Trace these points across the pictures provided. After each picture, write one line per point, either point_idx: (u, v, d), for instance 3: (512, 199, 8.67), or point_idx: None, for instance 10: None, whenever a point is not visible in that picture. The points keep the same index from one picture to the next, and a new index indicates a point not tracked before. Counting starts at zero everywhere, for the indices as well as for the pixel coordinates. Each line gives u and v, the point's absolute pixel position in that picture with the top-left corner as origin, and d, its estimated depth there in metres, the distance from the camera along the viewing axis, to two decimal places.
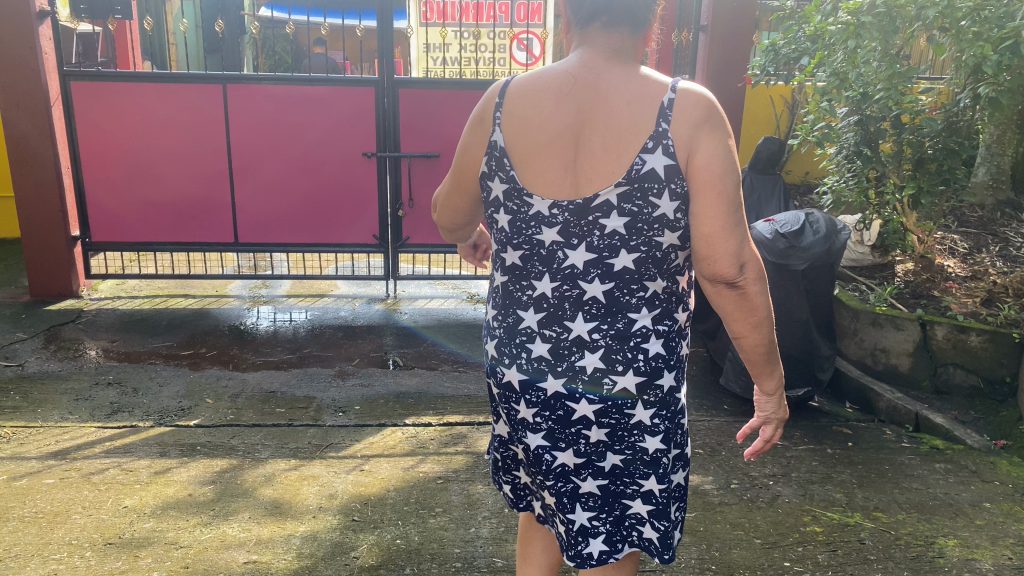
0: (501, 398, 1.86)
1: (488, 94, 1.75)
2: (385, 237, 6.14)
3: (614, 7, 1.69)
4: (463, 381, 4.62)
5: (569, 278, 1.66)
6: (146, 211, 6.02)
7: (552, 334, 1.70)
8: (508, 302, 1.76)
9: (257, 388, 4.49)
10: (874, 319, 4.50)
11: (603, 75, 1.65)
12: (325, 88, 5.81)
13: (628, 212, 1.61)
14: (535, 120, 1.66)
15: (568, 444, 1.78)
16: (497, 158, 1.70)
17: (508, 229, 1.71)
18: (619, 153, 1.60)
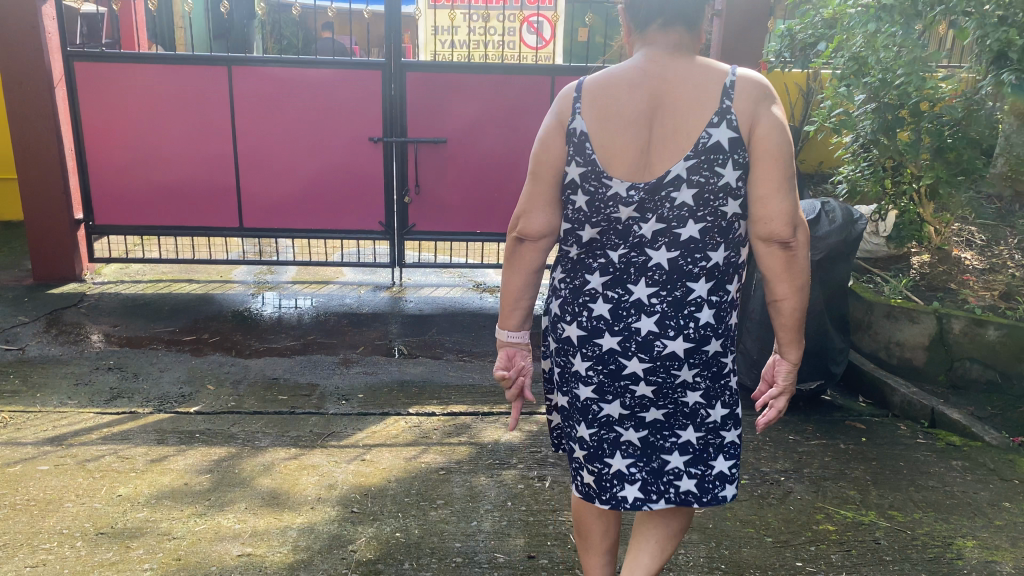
0: (557, 352, 1.98)
1: (563, 90, 1.87)
2: (391, 224, 6.05)
3: (670, 4, 1.82)
4: (469, 370, 4.54)
5: (638, 246, 1.80)
6: (149, 194, 5.94)
7: (616, 295, 1.84)
8: (576, 269, 1.89)
9: (259, 375, 4.43)
10: (889, 311, 4.40)
11: (669, 65, 1.79)
12: (331, 71, 5.72)
13: (696, 184, 1.76)
14: (610, 108, 1.79)
15: (616, 397, 1.90)
16: (577, 143, 1.81)
17: (586, 209, 1.82)
18: (692, 133, 1.76)
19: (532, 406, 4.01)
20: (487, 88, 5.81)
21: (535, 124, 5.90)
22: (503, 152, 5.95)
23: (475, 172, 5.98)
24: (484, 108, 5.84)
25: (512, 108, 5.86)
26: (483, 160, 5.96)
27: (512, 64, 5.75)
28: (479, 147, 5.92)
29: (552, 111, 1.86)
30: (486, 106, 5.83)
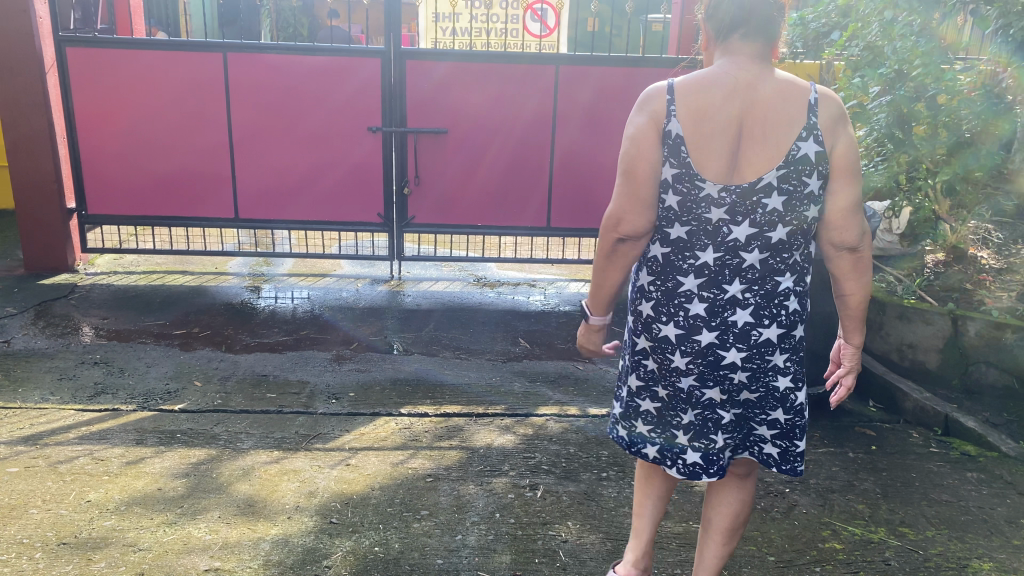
0: (647, 352, 2.01)
1: (654, 91, 1.89)
2: (389, 216, 5.90)
3: (751, 19, 1.88)
4: (465, 369, 4.40)
5: (731, 249, 1.87)
6: (143, 182, 5.80)
7: (714, 295, 1.90)
8: (667, 271, 1.93)
9: (249, 371, 4.30)
10: (902, 312, 4.25)
11: (758, 78, 1.86)
12: (329, 58, 5.57)
13: (786, 192, 1.85)
14: (703, 113, 1.83)
15: (715, 383, 1.97)
16: (672, 145, 1.86)
17: (677, 210, 1.88)
18: (781, 143, 1.83)
19: (529, 408, 3.87)
20: (492, 78, 5.65)
21: (539, 114, 5.73)
22: (506, 143, 5.79)
23: (479, 163, 5.82)
24: (488, 97, 5.68)
25: (518, 98, 5.69)
26: (487, 151, 5.80)
27: (518, 52, 5.58)
28: (483, 137, 5.77)
29: (643, 110, 1.89)
30: (490, 95, 5.68)
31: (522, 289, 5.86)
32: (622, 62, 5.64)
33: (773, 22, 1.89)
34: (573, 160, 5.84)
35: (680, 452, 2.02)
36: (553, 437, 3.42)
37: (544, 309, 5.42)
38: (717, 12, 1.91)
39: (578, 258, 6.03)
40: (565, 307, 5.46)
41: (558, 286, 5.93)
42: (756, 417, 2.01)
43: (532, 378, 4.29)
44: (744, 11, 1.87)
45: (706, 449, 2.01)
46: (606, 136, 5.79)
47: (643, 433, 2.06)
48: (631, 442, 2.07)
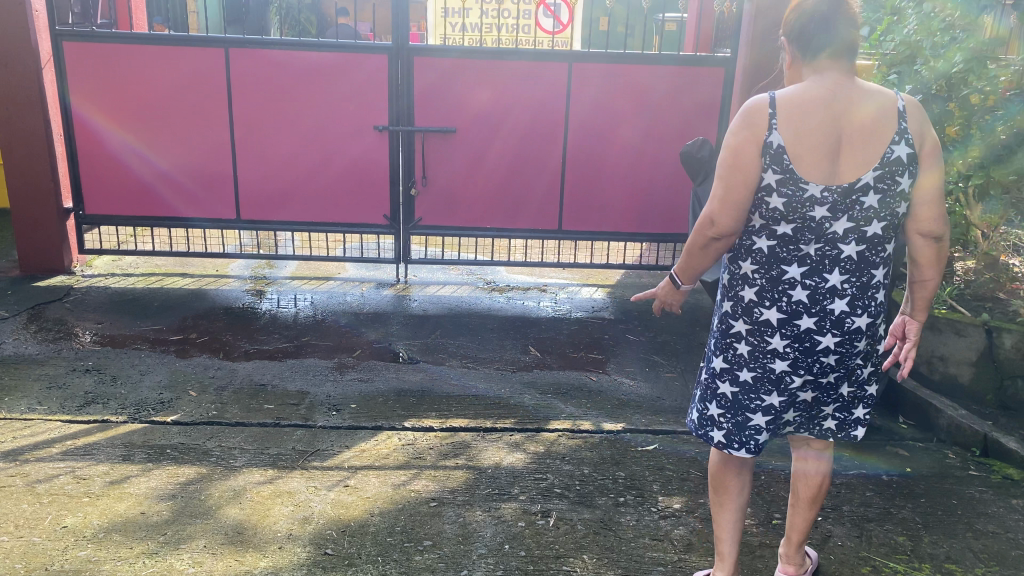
0: (745, 335, 2.14)
1: (753, 106, 2.02)
2: (396, 217, 5.70)
3: (839, 36, 2.02)
4: (473, 379, 4.19)
5: (833, 241, 2.02)
6: (141, 181, 5.63)
7: (815, 283, 2.05)
8: (770, 262, 2.07)
9: (246, 381, 4.10)
10: (932, 323, 4.02)
11: (848, 89, 2.01)
12: (333, 54, 5.37)
13: (882, 190, 2.01)
14: (803, 124, 1.97)
15: (806, 368, 2.12)
16: (773, 154, 1.99)
17: (783, 209, 2.01)
18: (879, 146, 2.00)
19: (539, 422, 3.66)
20: (502, 75, 5.43)
21: (551, 113, 5.52)
22: (518, 143, 5.58)
23: (489, 163, 5.62)
24: (498, 95, 5.47)
25: (529, 97, 5.48)
26: (497, 151, 5.60)
27: (528, 49, 5.36)
28: (491, 136, 5.56)
29: (744, 123, 2.02)
30: (501, 93, 5.47)
31: (532, 294, 5.66)
32: (634, 59, 5.41)
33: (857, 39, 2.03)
34: (585, 160, 5.63)
35: (755, 432, 2.18)
36: (566, 456, 3.22)
37: (555, 316, 5.21)
38: (801, 33, 2.05)
39: (591, 262, 5.81)
40: (577, 314, 5.24)
41: (570, 291, 5.71)
42: (831, 401, 2.18)
43: (543, 390, 4.08)
44: (830, 31, 2.02)
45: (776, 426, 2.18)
46: (620, 136, 5.58)
47: (715, 416, 2.23)
48: (700, 423, 2.27)
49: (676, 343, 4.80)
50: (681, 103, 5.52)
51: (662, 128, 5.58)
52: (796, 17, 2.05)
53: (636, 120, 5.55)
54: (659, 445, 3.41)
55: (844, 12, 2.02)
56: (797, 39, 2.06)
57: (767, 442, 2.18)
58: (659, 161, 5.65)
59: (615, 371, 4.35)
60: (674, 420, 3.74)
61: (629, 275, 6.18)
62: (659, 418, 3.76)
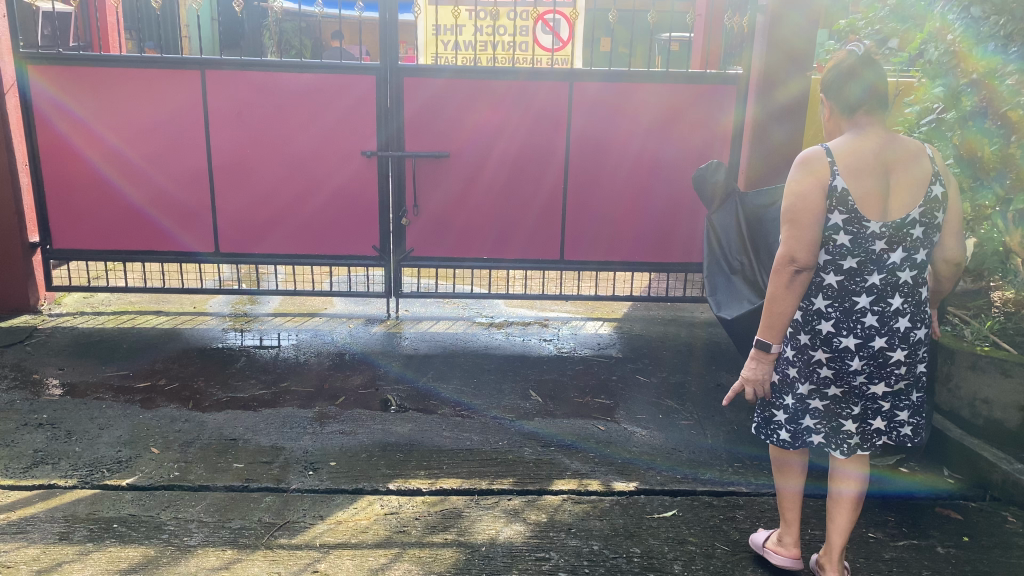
0: (827, 361, 2.40)
1: (814, 155, 2.30)
2: (386, 248, 5.33)
3: (878, 91, 2.32)
4: (467, 430, 3.77)
5: (891, 270, 2.32)
6: (112, 216, 5.26)
7: (883, 307, 2.34)
8: (843, 294, 2.35)
9: (216, 435, 3.70)
10: (975, 362, 3.60)
11: (890, 137, 2.32)
12: (318, 77, 5.02)
13: (927, 219, 2.34)
14: (860, 171, 2.26)
15: (881, 380, 2.40)
16: (837, 198, 2.27)
17: (849, 247, 2.30)
18: (920, 187, 2.32)
19: (540, 482, 3.26)
20: (497, 97, 5.07)
21: (552, 137, 5.15)
22: (518, 169, 5.21)
23: (489, 191, 5.25)
24: (496, 118, 5.11)
25: (529, 120, 5.12)
26: (494, 177, 5.23)
27: (524, 68, 4.99)
28: (488, 162, 5.19)
29: (808, 171, 2.29)
30: (500, 116, 5.10)
31: (532, 330, 5.25)
32: (636, 78, 5.05)
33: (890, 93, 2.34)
34: (588, 185, 5.25)
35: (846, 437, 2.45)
36: (572, 528, 2.86)
37: (557, 355, 4.80)
38: (846, 89, 2.32)
39: (597, 293, 5.41)
40: (580, 352, 4.83)
41: (574, 326, 5.31)
42: (907, 406, 2.46)
43: (545, 442, 3.67)
44: (871, 89, 2.31)
45: (866, 432, 2.44)
46: (625, 160, 5.21)
47: (810, 427, 2.48)
48: (797, 437, 2.51)
49: (689, 383, 4.40)
50: (690, 125, 5.15)
51: (669, 150, 5.19)
52: (839, 76, 2.32)
53: (641, 141, 5.17)
54: (678, 511, 3.04)
55: (880, 73, 2.31)
56: (840, 96, 2.33)
57: (859, 444, 2.45)
58: (666, 185, 5.26)
59: (625, 417, 3.96)
60: (694, 476, 3.36)
61: (637, 307, 5.78)
62: (677, 475, 3.38)
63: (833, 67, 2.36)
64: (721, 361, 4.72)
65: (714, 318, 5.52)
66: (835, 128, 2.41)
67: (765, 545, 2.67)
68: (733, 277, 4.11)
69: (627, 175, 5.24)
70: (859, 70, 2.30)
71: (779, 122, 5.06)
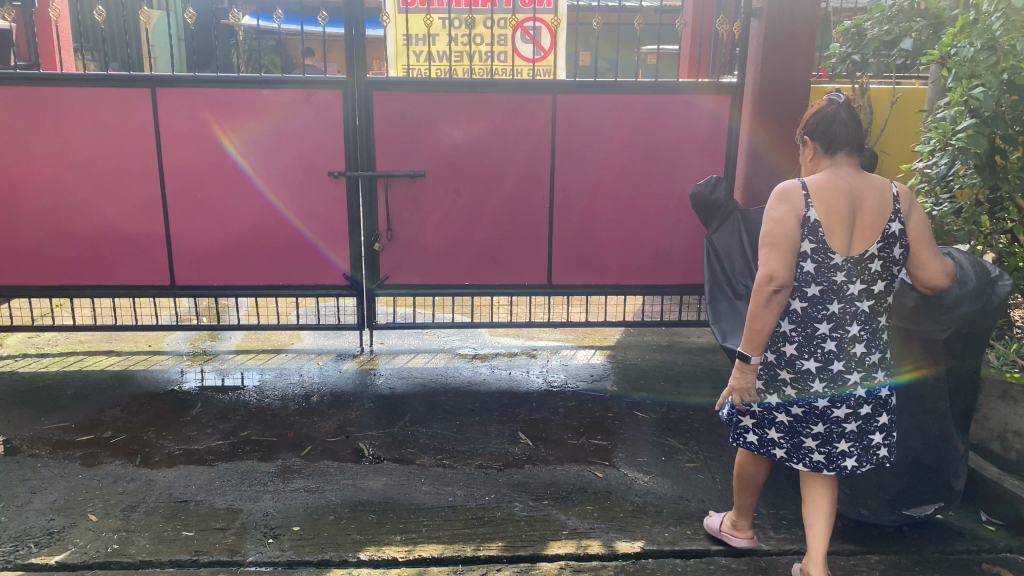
0: (790, 379, 2.48)
1: (791, 187, 2.38)
2: (358, 277, 4.93)
3: (854, 135, 2.42)
4: (447, 482, 3.37)
5: (849, 300, 2.39)
6: (60, 246, 4.83)
7: (842, 334, 2.41)
8: (807, 319, 2.42)
9: (164, 497, 3.26)
10: (1006, 391, 3.24)
11: (860, 178, 2.40)
12: (279, 92, 4.62)
13: (883, 256, 2.41)
14: (829, 202, 2.34)
15: (843, 401, 2.44)
16: (810, 226, 2.35)
17: (813, 273, 2.37)
18: (882, 224, 2.39)
19: (534, 547, 2.87)
20: (473, 111, 4.69)
21: (536, 153, 4.77)
22: (501, 188, 4.83)
23: (472, 211, 4.86)
24: (476, 133, 4.73)
25: (509, 135, 4.74)
26: (476, 197, 4.84)
27: (502, 79, 4.63)
28: (466, 181, 4.81)
29: (784, 200, 2.36)
30: (480, 131, 4.72)
31: (518, 361, 4.85)
32: (625, 87, 4.69)
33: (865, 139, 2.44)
34: (575, 204, 4.88)
35: (809, 452, 2.50)
36: None
37: (545, 389, 4.40)
38: (824, 132, 2.43)
39: (586, 319, 5.02)
40: (571, 386, 4.43)
41: (563, 357, 4.92)
42: (875, 429, 2.49)
43: (537, 495, 3.26)
44: (849, 134, 2.41)
45: (830, 451, 2.47)
46: (614, 175, 4.84)
47: (773, 438, 2.56)
48: (761, 444, 2.59)
49: (691, 418, 4.02)
50: (681, 136, 4.79)
51: (663, 163, 4.83)
52: (815, 119, 2.44)
53: (633, 155, 4.81)
54: None
55: (856, 118, 2.42)
56: (816, 138, 2.45)
57: (823, 463, 2.49)
58: (661, 202, 4.89)
59: (623, 460, 3.58)
60: (705, 532, 2.99)
61: (630, 332, 5.41)
62: (687, 530, 3.00)
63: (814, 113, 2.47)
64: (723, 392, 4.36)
65: (711, 344, 5.15)
66: (813, 168, 2.51)
67: (722, 530, 2.86)
68: (735, 304, 3.70)
69: (616, 191, 4.87)
70: (837, 118, 2.41)
71: (779, 132, 4.71)
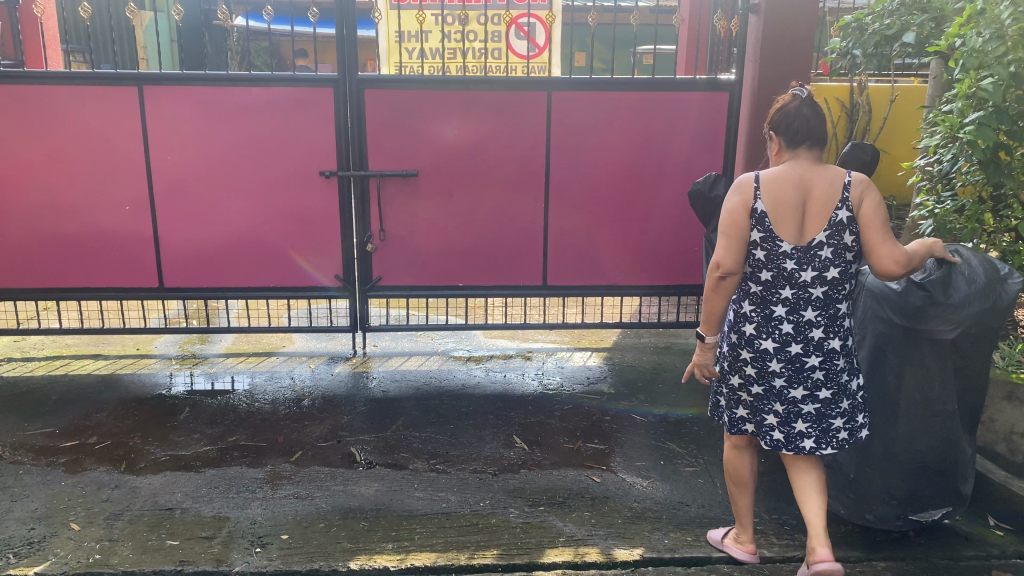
0: (749, 360, 2.49)
1: (742, 180, 2.42)
2: (350, 278, 4.85)
3: (813, 129, 2.42)
4: (440, 488, 3.28)
5: (802, 286, 2.38)
6: (46, 248, 4.73)
7: (797, 317, 2.40)
8: (763, 302, 2.43)
9: (149, 505, 3.17)
10: (1011, 392, 3.17)
11: (813, 169, 2.40)
12: (267, 90, 4.53)
13: (833, 244, 2.37)
14: (775, 190, 2.36)
15: (800, 383, 2.44)
16: (758, 217, 2.37)
17: (762, 259, 2.40)
18: (832, 213, 2.36)
19: (529, 555, 2.79)
20: (466, 109, 4.61)
21: (530, 151, 4.69)
22: (496, 186, 4.75)
23: (466, 210, 4.78)
24: (469, 131, 4.64)
25: (503, 134, 4.66)
26: (470, 196, 4.76)
27: (496, 77, 4.54)
28: (458, 180, 4.73)
29: (735, 193, 2.40)
30: (474, 128, 4.64)
31: (513, 364, 4.77)
32: (618, 85, 4.61)
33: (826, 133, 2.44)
34: (569, 203, 4.79)
35: (768, 431, 2.50)
36: None
37: (541, 392, 4.32)
38: (783, 127, 2.45)
39: (581, 321, 4.94)
40: (568, 389, 4.34)
41: (560, 359, 4.83)
42: (833, 412, 2.46)
43: (532, 500, 3.17)
44: (806, 126, 2.41)
45: (788, 431, 2.47)
46: (608, 174, 4.76)
47: (743, 415, 2.57)
48: (732, 423, 2.60)
49: (690, 421, 3.94)
50: (676, 134, 4.71)
51: (659, 161, 4.75)
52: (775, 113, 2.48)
53: (630, 153, 4.73)
54: None
55: (815, 113, 2.43)
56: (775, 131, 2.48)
57: (781, 442, 2.48)
58: (658, 200, 4.81)
59: (620, 464, 3.49)
60: (703, 538, 2.90)
61: (627, 334, 5.33)
62: (685, 537, 2.91)
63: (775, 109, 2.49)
64: None
65: None
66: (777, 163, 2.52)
67: (723, 541, 2.79)
68: None
69: (611, 190, 4.78)
70: (796, 113, 2.43)
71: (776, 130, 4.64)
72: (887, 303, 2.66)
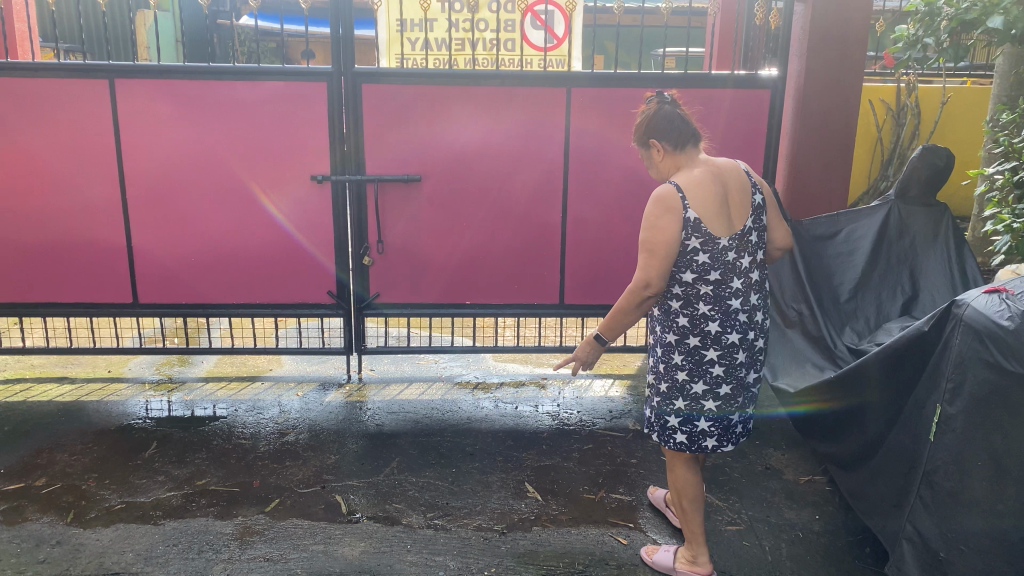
0: (717, 361, 2.37)
1: (659, 194, 2.26)
2: (345, 295, 4.34)
3: (692, 128, 2.38)
4: (438, 552, 2.76)
5: (747, 272, 2.36)
6: (8, 259, 4.27)
7: (750, 302, 2.38)
8: (720, 299, 2.32)
9: (93, 567, 2.67)
10: None
11: (710, 162, 2.36)
12: (250, 84, 4.05)
13: (757, 225, 2.39)
14: (701, 191, 2.26)
15: (753, 366, 2.47)
16: (691, 227, 2.25)
17: (709, 262, 2.28)
18: (747, 199, 2.36)
19: None
20: (473, 106, 4.11)
21: (544, 154, 4.19)
22: (506, 192, 4.24)
23: (473, 219, 4.27)
24: (476, 131, 4.14)
25: (514, 134, 4.16)
26: (477, 204, 4.25)
27: (509, 70, 4.05)
28: (464, 185, 4.22)
29: (659, 209, 2.24)
30: (481, 128, 4.14)
31: (526, 393, 4.25)
32: (645, 81, 4.10)
33: (699, 129, 2.41)
34: (587, 212, 4.28)
35: (736, 424, 2.47)
36: None
37: (554, 427, 3.80)
38: (668, 134, 2.36)
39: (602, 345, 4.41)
40: (586, 425, 3.82)
41: (577, 388, 4.31)
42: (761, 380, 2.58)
43: (546, 569, 2.66)
44: (687, 128, 2.36)
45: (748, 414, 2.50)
46: (632, 179, 4.24)
47: (703, 426, 2.43)
48: (692, 438, 2.43)
49: (726, 467, 3.43)
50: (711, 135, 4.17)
51: None
52: (646, 122, 2.38)
53: None
54: None
55: (685, 113, 2.40)
56: (653, 139, 2.38)
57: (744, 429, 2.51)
58: None
59: (650, 522, 2.96)
60: None
61: None
62: None
63: (646, 119, 2.39)
64: (762, 432, 3.74)
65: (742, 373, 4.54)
66: (662, 171, 2.43)
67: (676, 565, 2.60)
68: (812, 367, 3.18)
69: (636, 198, 4.27)
70: (675, 118, 2.35)
71: (821, 136, 4.14)
72: (993, 338, 2.15)
